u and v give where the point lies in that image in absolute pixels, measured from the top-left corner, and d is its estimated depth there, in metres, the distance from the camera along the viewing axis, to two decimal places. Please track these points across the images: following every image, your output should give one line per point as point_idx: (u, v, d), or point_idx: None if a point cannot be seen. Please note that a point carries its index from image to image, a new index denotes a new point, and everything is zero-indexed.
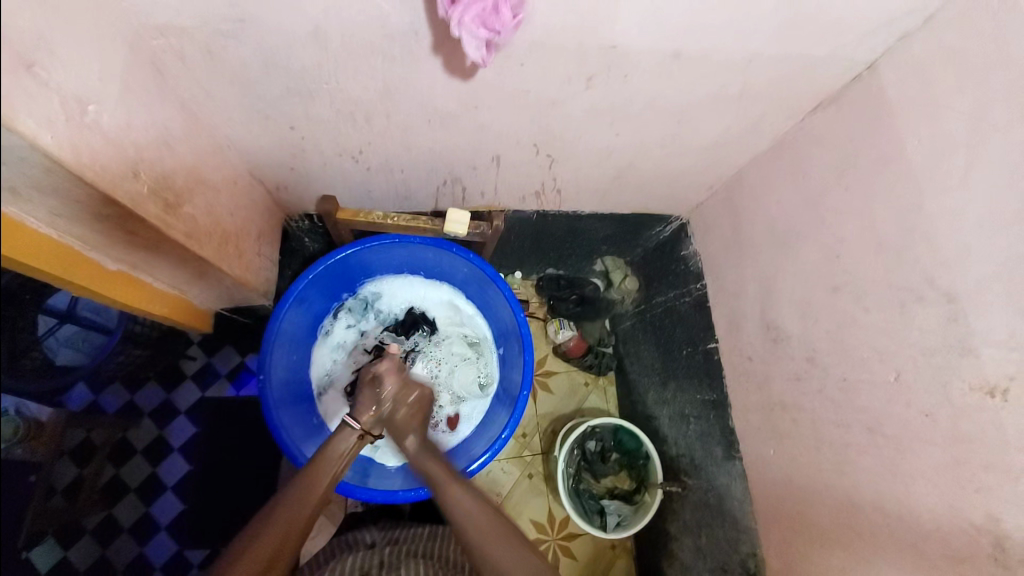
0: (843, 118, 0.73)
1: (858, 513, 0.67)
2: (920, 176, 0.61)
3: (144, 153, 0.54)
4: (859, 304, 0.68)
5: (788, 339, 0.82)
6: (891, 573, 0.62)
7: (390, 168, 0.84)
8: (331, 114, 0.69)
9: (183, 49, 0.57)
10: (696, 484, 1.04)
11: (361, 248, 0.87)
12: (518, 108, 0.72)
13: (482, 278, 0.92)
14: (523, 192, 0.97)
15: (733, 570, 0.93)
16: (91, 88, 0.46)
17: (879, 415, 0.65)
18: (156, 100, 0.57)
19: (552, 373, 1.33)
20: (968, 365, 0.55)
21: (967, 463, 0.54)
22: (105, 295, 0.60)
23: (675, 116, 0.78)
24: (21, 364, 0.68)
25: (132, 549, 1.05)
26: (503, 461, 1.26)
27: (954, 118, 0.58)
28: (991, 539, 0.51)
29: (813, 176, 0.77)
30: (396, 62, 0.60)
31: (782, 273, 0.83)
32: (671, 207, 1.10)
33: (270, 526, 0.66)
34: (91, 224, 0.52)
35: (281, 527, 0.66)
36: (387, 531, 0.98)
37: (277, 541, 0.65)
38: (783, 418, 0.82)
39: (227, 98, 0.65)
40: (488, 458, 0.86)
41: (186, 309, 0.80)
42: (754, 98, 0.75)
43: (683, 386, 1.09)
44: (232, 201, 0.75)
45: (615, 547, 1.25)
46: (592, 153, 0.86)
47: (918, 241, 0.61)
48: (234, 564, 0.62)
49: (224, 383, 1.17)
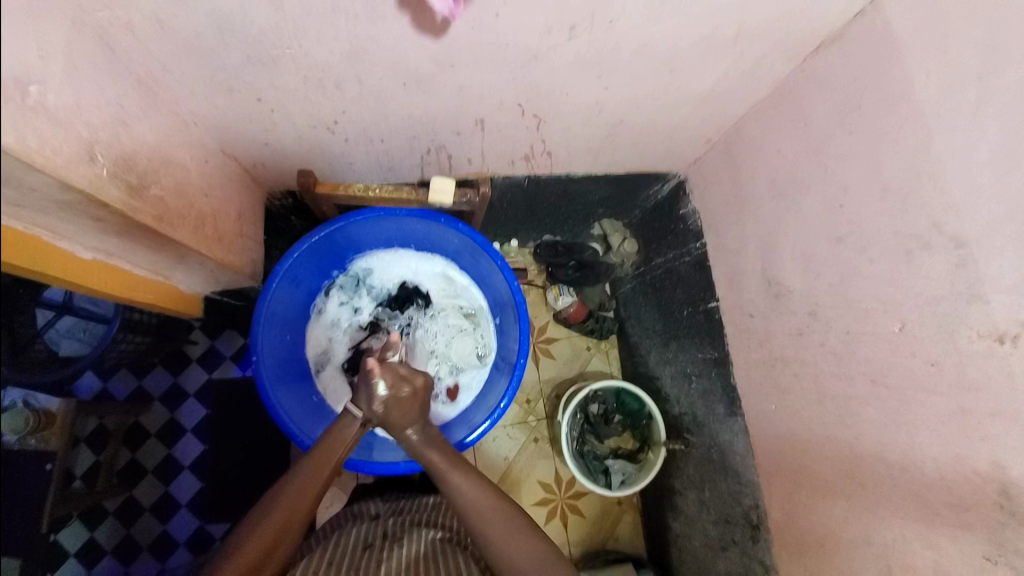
0: (846, 57, 0.68)
1: (860, 464, 0.67)
2: (929, 114, 0.57)
3: (100, 136, 0.51)
4: (862, 255, 0.66)
5: (789, 295, 0.80)
6: (893, 521, 0.62)
7: (369, 138, 0.81)
8: (299, 82, 0.66)
9: (130, 19, 0.53)
10: (698, 441, 1.05)
11: (345, 222, 0.84)
12: (499, 63, 0.67)
13: (474, 248, 0.90)
14: (511, 156, 0.93)
15: (736, 520, 0.95)
16: (33, 67, 0.43)
17: (882, 366, 0.63)
18: (107, 75, 0.54)
19: (553, 340, 1.33)
20: (975, 312, 0.53)
21: (973, 412, 0.53)
22: (83, 284, 0.59)
23: (668, 64, 0.73)
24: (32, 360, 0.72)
25: (156, 528, 1.08)
26: (509, 428, 1.28)
27: (966, 48, 0.53)
28: (997, 486, 0.51)
29: (815, 122, 0.73)
30: (360, 20, 0.56)
31: (784, 227, 0.80)
32: (668, 163, 1.05)
33: (274, 512, 0.67)
34: (54, 210, 0.50)
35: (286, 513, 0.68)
36: (391, 501, 1.00)
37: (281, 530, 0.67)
38: (784, 373, 0.81)
39: (188, 71, 0.62)
40: (489, 427, 0.87)
41: (174, 296, 0.79)
42: (752, 40, 0.70)
43: (684, 346, 1.09)
44: (205, 181, 0.72)
45: (622, 503, 1.28)
46: (581, 110, 0.82)
47: (926, 184, 0.57)
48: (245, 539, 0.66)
49: (229, 365, 1.17)
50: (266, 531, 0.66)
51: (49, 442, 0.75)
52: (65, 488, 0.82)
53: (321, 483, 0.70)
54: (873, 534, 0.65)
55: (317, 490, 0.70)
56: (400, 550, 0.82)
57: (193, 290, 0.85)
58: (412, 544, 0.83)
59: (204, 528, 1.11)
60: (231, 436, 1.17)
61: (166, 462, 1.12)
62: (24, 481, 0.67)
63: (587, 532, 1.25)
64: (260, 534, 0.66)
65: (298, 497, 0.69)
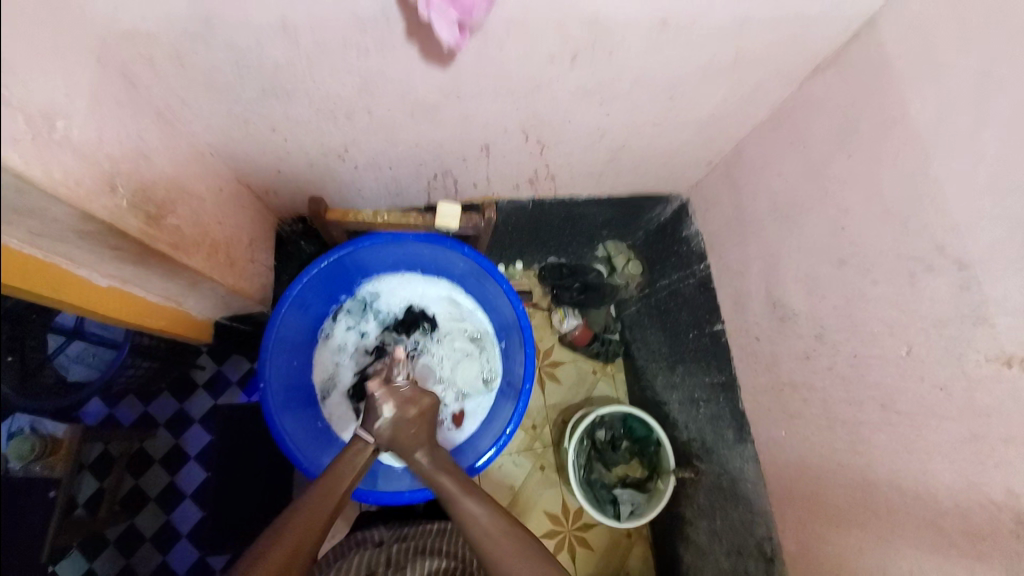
0: (844, 80, 0.70)
1: (874, 491, 0.65)
2: (926, 138, 0.58)
3: (120, 165, 0.53)
4: (865, 277, 0.66)
5: (795, 317, 0.79)
6: (910, 551, 0.60)
7: (378, 165, 0.83)
8: (311, 113, 0.68)
9: (153, 56, 0.56)
10: (707, 468, 1.03)
11: (353, 248, 0.85)
12: (504, 92, 0.70)
13: (480, 272, 0.91)
14: (516, 180, 0.95)
15: (749, 552, 0.92)
16: (61, 102, 0.45)
17: (892, 389, 0.63)
18: (130, 108, 0.56)
19: (559, 364, 1.32)
20: (982, 334, 0.52)
21: (985, 437, 0.52)
22: (100, 312, 0.60)
23: (668, 90, 0.75)
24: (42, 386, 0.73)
25: (156, 559, 1.06)
26: (514, 454, 1.26)
27: (960, 74, 0.55)
28: (1012, 515, 0.49)
29: (815, 145, 0.74)
30: (371, 54, 0.59)
31: (787, 250, 0.81)
32: (670, 186, 1.07)
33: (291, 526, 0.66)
34: (72, 240, 0.51)
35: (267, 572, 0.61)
36: (395, 527, 0.98)
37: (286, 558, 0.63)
38: (793, 397, 0.80)
39: (207, 105, 0.65)
40: (494, 454, 0.86)
41: (187, 322, 0.81)
42: (748, 66, 0.72)
43: (692, 370, 1.08)
44: (219, 209, 0.75)
45: (631, 534, 1.24)
46: (583, 136, 0.84)
47: (926, 207, 0.58)
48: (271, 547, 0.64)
49: (235, 390, 1.17)
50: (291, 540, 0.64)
51: (54, 468, 0.75)
52: (67, 516, 0.81)
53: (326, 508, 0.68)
54: (889, 565, 0.63)
55: (313, 528, 0.66)
56: None
57: (202, 315, 0.86)
58: (415, 573, 0.83)
59: (204, 559, 1.09)
60: (236, 465, 1.15)
61: (168, 491, 1.10)
62: (25, 509, 0.67)
63: (596, 564, 1.21)
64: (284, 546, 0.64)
65: (307, 516, 0.67)
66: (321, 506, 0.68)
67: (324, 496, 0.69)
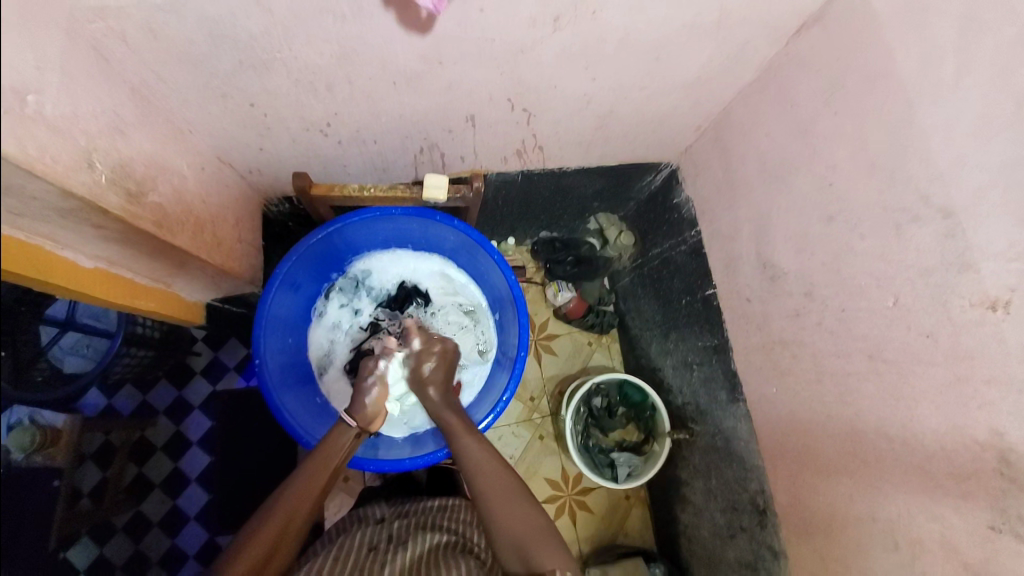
0: (829, 36, 0.69)
1: (862, 440, 0.67)
2: (911, 89, 0.58)
3: (97, 142, 0.52)
4: (853, 233, 0.66)
5: (785, 277, 0.80)
6: (898, 495, 0.62)
7: (362, 139, 0.82)
8: (291, 85, 0.67)
9: (123, 30, 0.54)
10: (702, 430, 1.05)
11: (342, 224, 0.84)
12: (486, 58, 0.68)
13: (471, 244, 0.91)
14: (503, 153, 0.95)
15: (744, 507, 0.95)
16: (30, 76, 0.44)
17: (879, 341, 0.64)
18: (102, 83, 0.55)
19: (554, 337, 1.33)
20: (967, 281, 0.53)
21: (969, 380, 0.53)
22: (89, 293, 0.59)
23: (654, 53, 0.74)
24: (37, 376, 0.72)
25: (166, 542, 1.07)
26: (513, 426, 1.28)
27: (944, 21, 0.54)
28: (996, 453, 0.51)
29: (802, 103, 0.74)
30: (348, 22, 0.57)
31: (776, 211, 0.81)
32: (660, 152, 1.06)
33: (282, 503, 0.68)
34: (54, 218, 0.50)
35: (270, 536, 0.66)
36: (395, 505, 1.00)
37: (277, 535, 0.66)
38: (783, 355, 0.82)
39: (182, 80, 0.63)
40: (492, 420, 0.87)
41: (178, 304, 0.80)
42: (735, 26, 0.71)
43: (685, 335, 1.09)
44: (201, 187, 0.73)
45: (630, 497, 1.28)
46: (569, 103, 0.83)
47: (912, 158, 0.58)
48: (262, 523, 0.67)
49: (233, 376, 1.18)
50: (288, 514, 0.68)
51: (56, 456, 0.76)
52: (73, 504, 0.81)
53: (315, 485, 0.71)
54: (878, 509, 0.65)
55: (303, 506, 0.69)
56: (404, 553, 0.82)
57: (194, 297, 0.85)
58: (417, 547, 0.84)
59: (214, 539, 1.12)
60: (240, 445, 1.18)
61: (173, 476, 1.12)
62: (31, 496, 0.67)
63: (596, 527, 1.24)
64: (277, 522, 0.67)
65: (296, 497, 0.69)
66: (307, 492, 0.70)
67: (314, 473, 0.71)
